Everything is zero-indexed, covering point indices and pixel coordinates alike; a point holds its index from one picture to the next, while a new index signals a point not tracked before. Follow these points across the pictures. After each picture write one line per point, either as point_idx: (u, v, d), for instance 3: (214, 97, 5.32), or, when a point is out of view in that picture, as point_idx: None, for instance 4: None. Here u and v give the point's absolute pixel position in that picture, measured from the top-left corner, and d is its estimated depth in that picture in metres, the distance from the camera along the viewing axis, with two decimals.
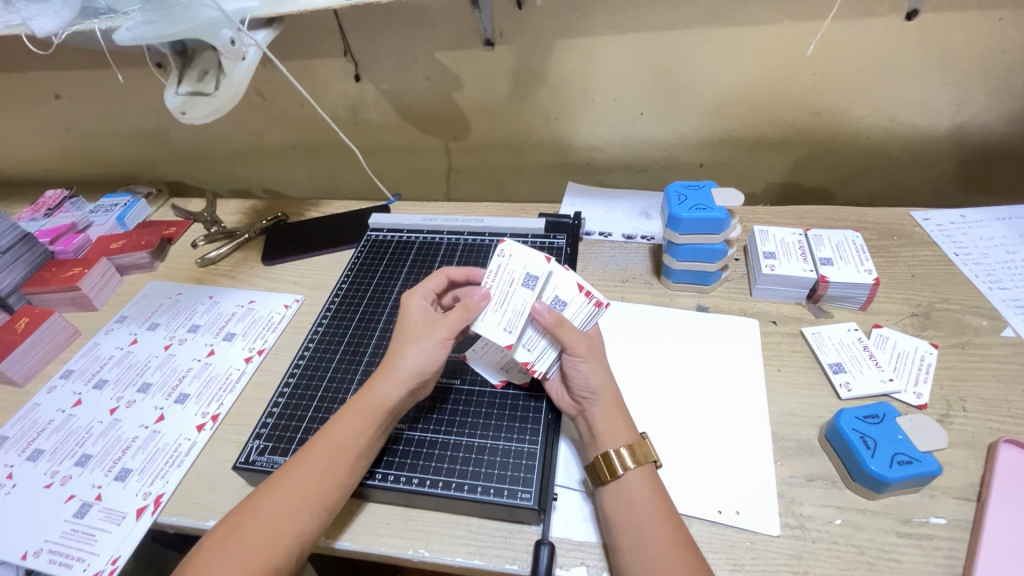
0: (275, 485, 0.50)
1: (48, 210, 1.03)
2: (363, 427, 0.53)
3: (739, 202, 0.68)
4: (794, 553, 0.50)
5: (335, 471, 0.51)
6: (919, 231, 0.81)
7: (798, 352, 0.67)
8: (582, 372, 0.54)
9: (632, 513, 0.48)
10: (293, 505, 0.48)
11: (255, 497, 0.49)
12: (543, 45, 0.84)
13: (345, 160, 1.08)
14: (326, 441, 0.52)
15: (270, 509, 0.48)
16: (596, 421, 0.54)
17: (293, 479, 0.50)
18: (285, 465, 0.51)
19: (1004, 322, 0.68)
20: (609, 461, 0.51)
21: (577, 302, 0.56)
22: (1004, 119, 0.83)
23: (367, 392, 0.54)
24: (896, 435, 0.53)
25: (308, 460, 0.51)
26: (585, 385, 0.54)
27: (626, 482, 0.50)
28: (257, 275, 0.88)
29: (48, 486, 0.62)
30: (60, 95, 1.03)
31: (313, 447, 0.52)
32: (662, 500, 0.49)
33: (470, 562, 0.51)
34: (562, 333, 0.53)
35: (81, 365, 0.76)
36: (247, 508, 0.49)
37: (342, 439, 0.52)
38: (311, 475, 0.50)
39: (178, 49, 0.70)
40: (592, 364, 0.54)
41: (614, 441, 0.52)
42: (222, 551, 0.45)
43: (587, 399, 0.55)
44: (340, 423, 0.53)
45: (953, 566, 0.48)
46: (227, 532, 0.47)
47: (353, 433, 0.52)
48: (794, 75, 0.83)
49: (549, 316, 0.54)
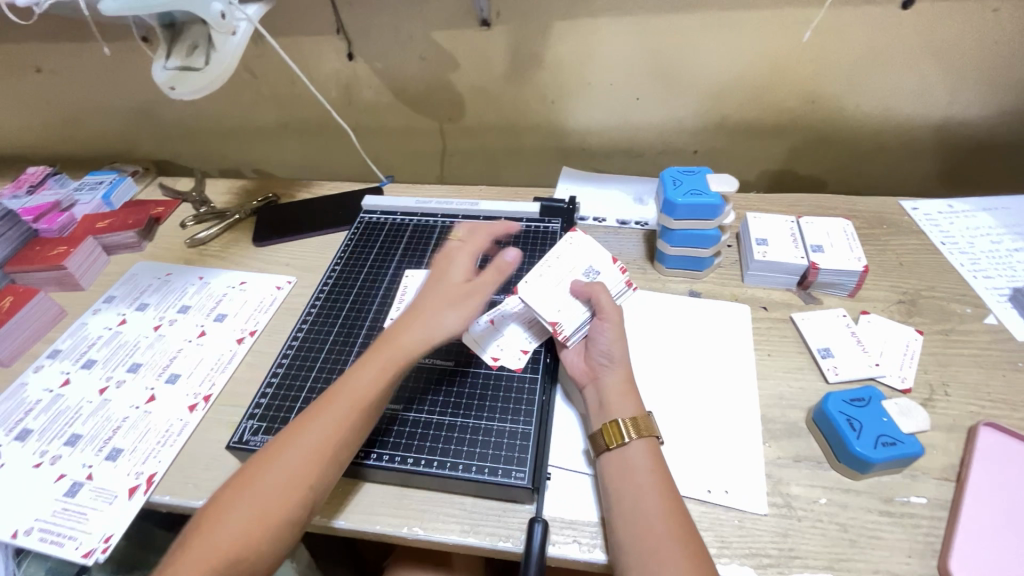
0: (294, 435, 0.51)
1: (31, 187, 1.00)
2: (383, 379, 0.54)
3: (734, 187, 0.68)
4: (780, 530, 0.52)
5: (353, 425, 0.52)
6: (908, 220, 0.82)
7: (787, 337, 0.68)
8: (607, 336, 0.58)
9: (633, 481, 0.50)
10: (313, 453, 0.50)
11: (272, 447, 0.50)
12: (541, 26, 0.83)
13: (338, 142, 1.07)
14: (344, 394, 0.53)
15: (287, 458, 0.49)
16: (608, 390, 0.56)
17: (311, 431, 0.51)
18: (303, 418, 0.52)
19: (986, 310, 0.69)
20: (617, 428, 0.53)
21: (613, 275, 0.63)
22: (993, 110, 0.85)
23: (391, 343, 0.56)
24: (881, 417, 0.55)
25: (325, 413, 0.52)
26: (607, 352, 0.58)
27: (629, 451, 0.52)
28: (248, 256, 0.87)
29: (37, 465, 0.62)
30: (41, 69, 1.01)
31: (333, 398, 0.53)
32: (662, 470, 0.51)
33: (465, 540, 0.52)
34: (598, 299, 0.60)
35: (68, 345, 0.75)
36: (271, 452, 0.50)
37: (364, 388, 0.53)
38: (329, 425, 0.51)
39: (166, 22, 0.67)
40: (618, 333, 0.58)
41: (621, 412, 0.54)
42: (238, 497, 0.47)
43: (604, 365, 0.57)
44: (360, 373, 0.55)
45: (931, 543, 0.50)
46: (254, 474, 0.48)
47: (371, 385, 0.54)
48: (790, 62, 0.83)
49: (588, 285, 0.61)
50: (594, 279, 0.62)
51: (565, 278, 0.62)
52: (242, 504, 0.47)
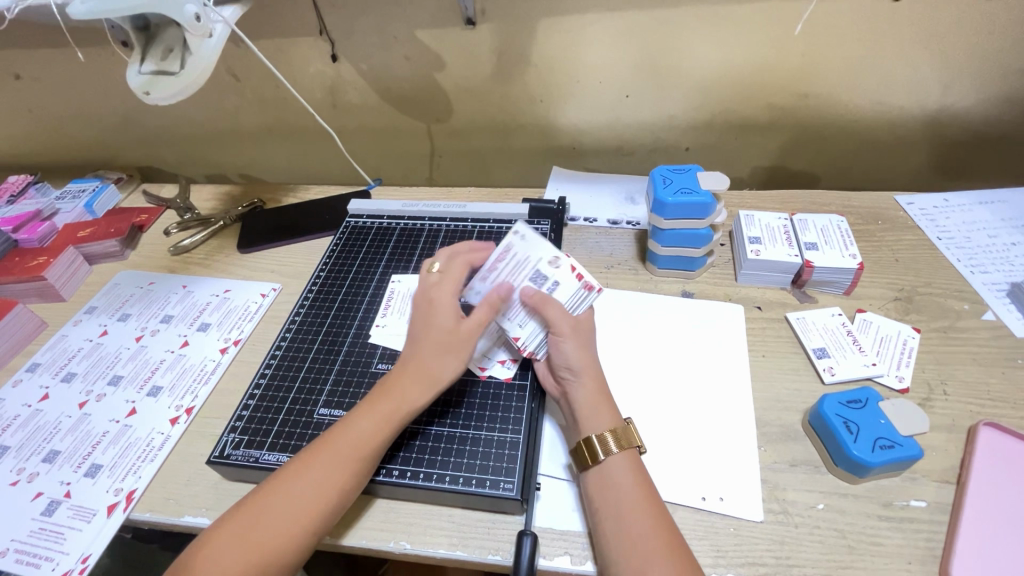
0: (291, 480, 0.48)
1: (12, 196, 0.98)
2: (387, 428, 0.52)
3: (726, 185, 0.67)
4: (777, 538, 0.50)
5: (352, 476, 0.49)
6: (904, 215, 0.81)
7: (782, 337, 0.67)
8: (565, 352, 0.55)
9: (616, 496, 0.48)
10: (312, 504, 0.47)
11: (268, 491, 0.48)
12: (527, 24, 0.81)
13: (325, 145, 1.05)
14: (344, 441, 0.50)
15: (281, 507, 0.47)
16: (579, 405, 0.54)
17: (305, 481, 0.48)
18: (296, 464, 0.50)
19: (985, 306, 0.68)
20: (592, 445, 0.51)
21: (567, 284, 0.58)
22: (988, 102, 0.83)
23: (395, 389, 0.53)
24: (878, 419, 0.53)
25: (325, 461, 0.49)
26: (568, 365, 0.55)
27: (607, 467, 0.50)
28: (233, 263, 0.85)
29: (14, 484, 0.60)
30: (20, 76, 0.99)
31: (329, 447, 0.50)
32: (646, 481, 0.50)
33: (453, 554, 0.51)
34: (548, 311, 0.56)
35: (48, 358, 0.73)
36: (261, 499, 0.47)
37: (363, 439, 0.51)
38: (325, 472, 0.49)
39: (140, 25, 0.66)
40: (577, 344, 0.56)
41: (595, 426, 0.52)
42: (233, 541, 0.45)
43: (569, 378, 0.55)
44: (359, 421, 0.52)
45: (933, 548, 0.49)
46: (243, 525, 0.46)
47: (372, 433, 0.51)
48: (781, 56, 0.81)
49: (534, 295, 0.57)
50: (543, 287, 0.58)
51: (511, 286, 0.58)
52: (236, 549, 0.44)
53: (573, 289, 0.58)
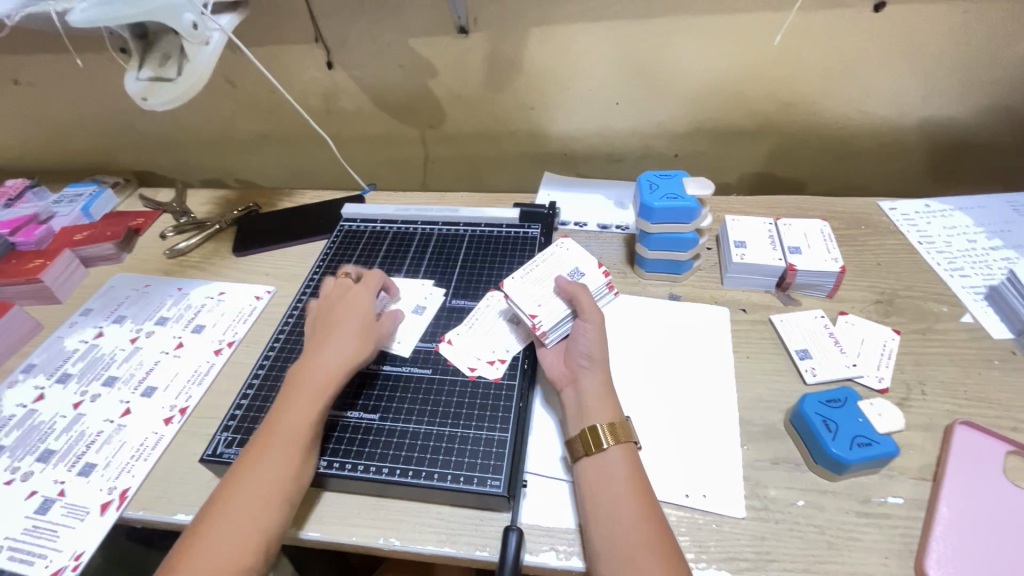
0: (239, 482, 0.49)
1: (9, 200, 0.99)
2: (314, 409, 0.54)
3: (711, 190, 0.68)
4: (757, 534, 0.51)
5: (292, 459, 0.51)
6: (886, 220, 0.83)
7: (766, 339, 0.68)
8: (589, 339, 0.58)
9: (610, 488, 0.49)
10: (261, 496, 0.49)
11: (218, 500, 0.49)
12: (518, 33, 0.83)
13: (320, 150, 1.07)
14: (274, 433, 0.52)
15: (238, 508, 0.48)
16: (587, 393, 0.55)
17: (252, 478, 0.49)
18: (241, 466, 0.51)
19: (963, 309, 0.70)
20: (596, 433, 0.52)
21: (593, 277, 0.66)
22: (967, 110, 0.85)
23: (307, 375, 0.56)
24: (856, 418, 0.55)
25: (263, 454, 0.51)
26: (587, 353, 0.58)
27: (607, 457, 0.51)
28: (228, 266, 0.87)
29: (8, 483, 0.61)
30: (18, 81, 1.00)
31: (266, 442, 0.52)
32: (639, 476, 0.51)
33: (441, 550, 0.51)
34: (580, 299, 0.61)
35: (43, 359, 0.74)
36: (218, 508, 0.48)
37: (294, 425, 0.53)
38: (269, 466, 0.50)
39: (138, 32, 0.67)
40: (598, 334, 0.59)
41: (599, 416, 0.54)
42: (201, 551, 0.45)
43: (586, 365, 0.57)
44: (287, 410, 0.54)
45: (909, 543, 0.50)
46: (207, 533, 0.46)
47: (301, 418, 0.53)
48: (766, 65, 0.83)
49: (571, 284, 0.62)
50: (577, 278, 0.65)
51: (550, 276, 0.65)
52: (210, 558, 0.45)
53: (598, 283, 0.66)
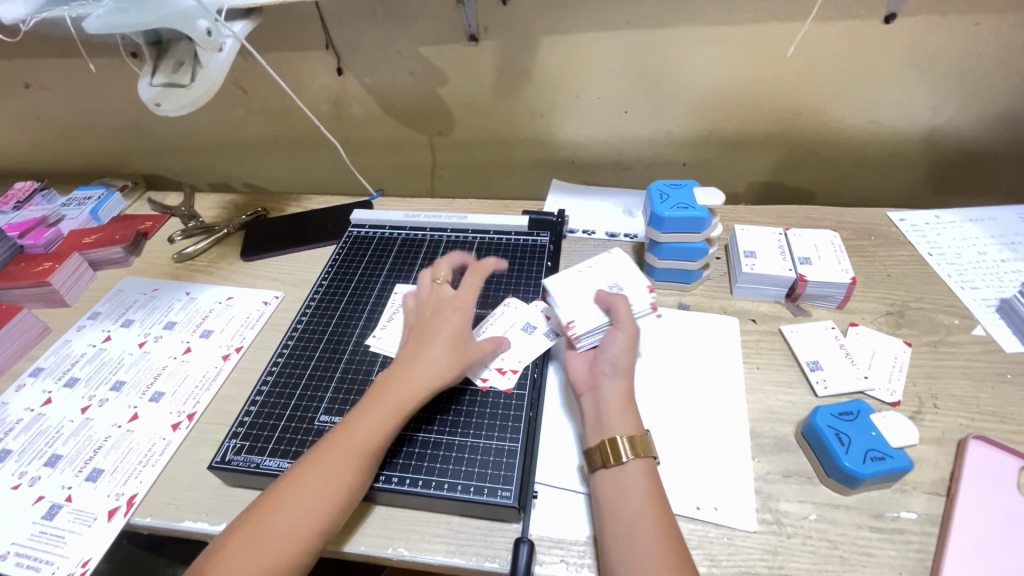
0: (300, 479, 0.49)
1: (17, 203, 1.00)
2: (389, 424, 0.53)
3: (720, 201, 0.68)
4: (769, 548, 0.51)
5: (353, 472, 0.50)
6: (896, 231, 0.83)
7: (776, 350, 0.68)
8: (617, 349, 0.58)
9: (629, 504, 0.49)
10: (317, 501, 0.48)
11: (276, 493, 0.49)
12: (528, 41, 0.83)
13: (328, 155, 1.07)
14: (344, 440, 0.51)
15: (291, 507, 0.48)
16: (609, 403, 0.55)
17: (313, 478, 0.49)
18: (303, 464, 0.51)
19: (975, 322, 0.69)
20: (616, 445, 0.52)
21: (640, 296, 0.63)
22: (977, 122, 0.85)
23: (393, 384, 0.55)
24: (869, 431, 0.54)
25: (331, 456, 0.50)
26: (613, 363, 0.58)
27: (626, 471, 0.51)
28: (236, 270, 0.87)
29: (16, 487, 0.60)
30: (29, 84, 1.00)
31: (334, 446, 0.51)
32: (657, 491, 0.50)
33: (450, 561, 0.51)
34: (618, 310, 0.60)
35: (51, 363, 0.74)
36: (271, 501, 0.48)
37: (366, 433, 0.52)
38: (330, 471, 0.50)
39: (152, 39, 0.68)
40: (629, 347, 0.58)
41: (619, 428, 0.53)
42: (248, 543, 0.46)
43: (609, 375, 0.57)
44: (362, 417, 0.53)
45: (923, 559, 0.50)
46: (254, 528, 0.47)
47: (376, 427, 0.52)
48: (776, 75, 0.83)
49: (611, 296, 0.62)
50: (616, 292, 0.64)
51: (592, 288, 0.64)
52: (252, 554, 0.45)
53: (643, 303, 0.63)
